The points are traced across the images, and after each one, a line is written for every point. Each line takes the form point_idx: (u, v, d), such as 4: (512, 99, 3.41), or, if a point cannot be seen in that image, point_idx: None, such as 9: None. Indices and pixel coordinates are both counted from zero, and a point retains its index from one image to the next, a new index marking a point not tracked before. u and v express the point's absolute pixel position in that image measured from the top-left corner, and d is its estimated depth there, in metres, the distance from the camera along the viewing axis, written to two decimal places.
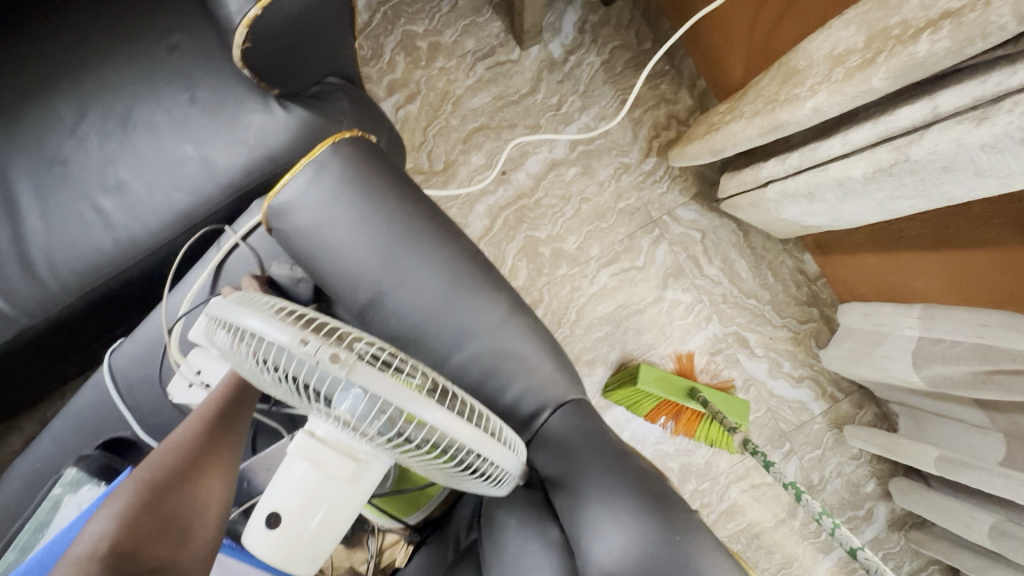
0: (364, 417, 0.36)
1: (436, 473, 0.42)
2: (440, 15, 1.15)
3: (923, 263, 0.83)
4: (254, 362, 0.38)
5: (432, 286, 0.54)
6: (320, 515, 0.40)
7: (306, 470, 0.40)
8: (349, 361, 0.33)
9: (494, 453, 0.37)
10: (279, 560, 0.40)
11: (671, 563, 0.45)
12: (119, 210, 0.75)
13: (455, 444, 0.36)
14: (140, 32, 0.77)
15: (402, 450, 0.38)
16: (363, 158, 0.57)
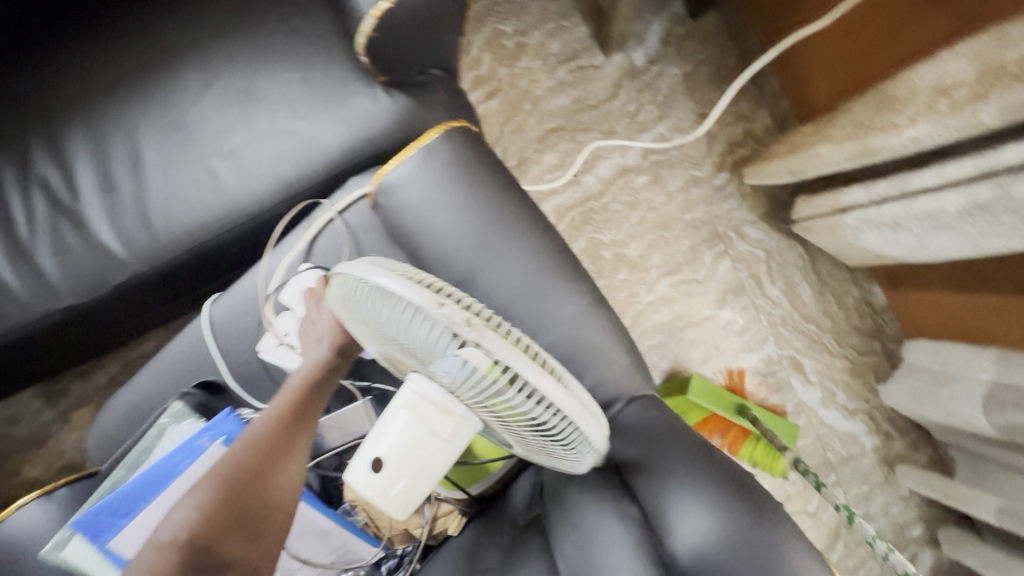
0: (478, 378, 0.39)
1: (525, 441, 0.45)
2: (529, 17, 1.18)
3: (1003, 306, 0.81)
4: (381, 316, 0.43)
5: (521, 272, 0.58)
6: (420, 462, 0.44)
7: (412, 420, 0.44)
8: (478, 325, 0.36)
9: (589, 428, 0.40)
10: (378, 499, 0.44)
11: (752, 540, 0.48)
12: (231, 175, 0.81)
13: (557, 414, 0.39)
14: (265, 14, 0.84)
15: (503, 414, 0.42)
16: (468, 148, 0.61)
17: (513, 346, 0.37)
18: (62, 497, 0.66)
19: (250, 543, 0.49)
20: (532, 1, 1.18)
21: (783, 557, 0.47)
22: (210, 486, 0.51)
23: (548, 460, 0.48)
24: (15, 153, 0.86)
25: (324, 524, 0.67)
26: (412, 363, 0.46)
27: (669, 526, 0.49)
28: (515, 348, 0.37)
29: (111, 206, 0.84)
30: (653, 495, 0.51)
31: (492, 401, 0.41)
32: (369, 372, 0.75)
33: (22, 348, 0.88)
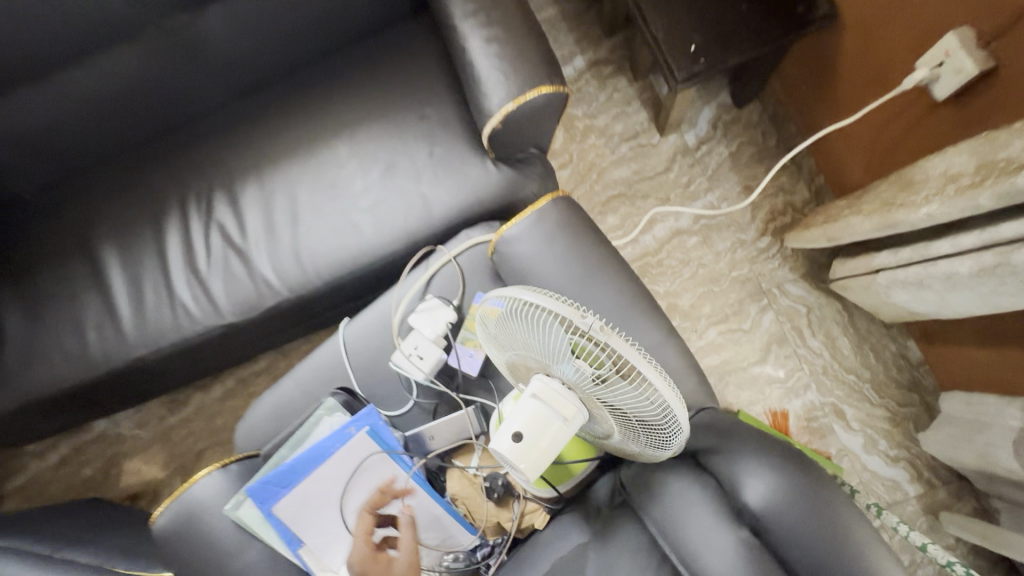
0: (602, 369, 0.56)
1: (626, 423, 0.61)
2: (597, 103, 1.42)
3: None
4: (530, 325, 0.60)
5: (612, 307, 0.75)
6: (548, 436, 0.60)
7: (542, 404, 0.60)
8: (608, 331, 0.53)
9: (679, 412, 0.56)
10: (518, 463, 0.59)
11: (809, 490, 0.61)
12: (368, 226, 1.03)
13: (658, 398, 0.55)
14: (402, 102, 1.07)
15: (617, 400, 0.58)
16: (570, 212, 0.80)
17: (631, 347, 0.54)
18: (235, 471, 0.83)
19: None
20: (600, 92, 1.42)
21: (834, 503, 0.61)
22: None
23: (642, 444, 0.64)
24: (201, 201, 1.11)
25: (435, 510, 0.81)
26: (541, 363, 0.63)
27: (742, 496, 0.63)
28: (633, 348, 0.54)
29: (272, 246, 1.07)
30: (726, 468, 0.65)
31: (609, 388, 0.57)
32: (471, 386, 0.91)
33: (186, 356, 1.10)
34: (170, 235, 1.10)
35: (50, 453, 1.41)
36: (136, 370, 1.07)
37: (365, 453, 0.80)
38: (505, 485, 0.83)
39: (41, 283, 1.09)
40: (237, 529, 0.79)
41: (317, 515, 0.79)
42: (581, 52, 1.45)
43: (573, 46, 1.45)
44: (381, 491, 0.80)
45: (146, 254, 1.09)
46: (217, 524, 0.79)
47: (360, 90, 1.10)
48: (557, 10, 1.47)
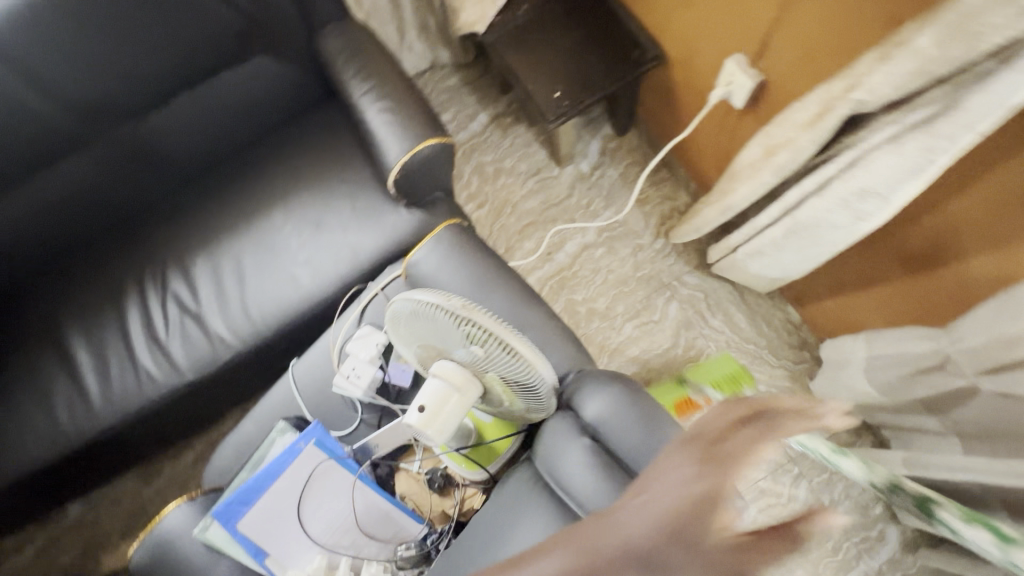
0: (474, 340, 0.73)
1: (507, 385, 0.77)
2: (502, 149, 1.66)
3: (865, 301, 1.06)
4: (419, 318, 0.77)
5: (503, 302, 0.90)
6: (448, 404, 0.74)
7: (440, 379, 0.75)
8: (469, 307, 0.71)
9: (537, 364, 0.72)
10: (426, 428, 0.73)
11: (636, 410, 0.78)
12: (306, 277, 1.19)
13: (518, 355, 0.72)
14: (323, 169, 1.26)
15: (493, 364, 0.75)
16: (462, 235, 0.98)
17: (490, 317, 0.72)
18: (201, 501, 0.94)
19: None
20: (503, 139, 1.66)
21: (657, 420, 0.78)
22: None
23: (524, 402, 0.80)
24: (157, 278, 1.25)
25: (384, 505, 0.91)
26: (437, 350, 0.80)
27: (587, 416, 0.80)
28: (491, 317, 0.72)
29: (224, 307, 1.21)
30: (575, 400, 0.82)
31: (484, 356, 0.74)
32: (408, 398, 1.04)
33: (152, 420, 1.20)
34: (131, 312, 1.23)
35: (29, 545, 1.45)
36: (106, 439, 1.17)
37: (314, 464, 0.91)
38: (443, 476, 0.95)
39: (12, 373, 1.20)
40: (206, 551, 0.89)
41: (276, 527, 0.89)
42: (483, 109, 1.70)
43: (476, 105, 1.71)
44: (332, 495, 0.91)
45: (110, 333, 1.22)
46: (189, 549, 0.88)
47: (286, 164, 1.28)
48: (459, 78, 1.73)
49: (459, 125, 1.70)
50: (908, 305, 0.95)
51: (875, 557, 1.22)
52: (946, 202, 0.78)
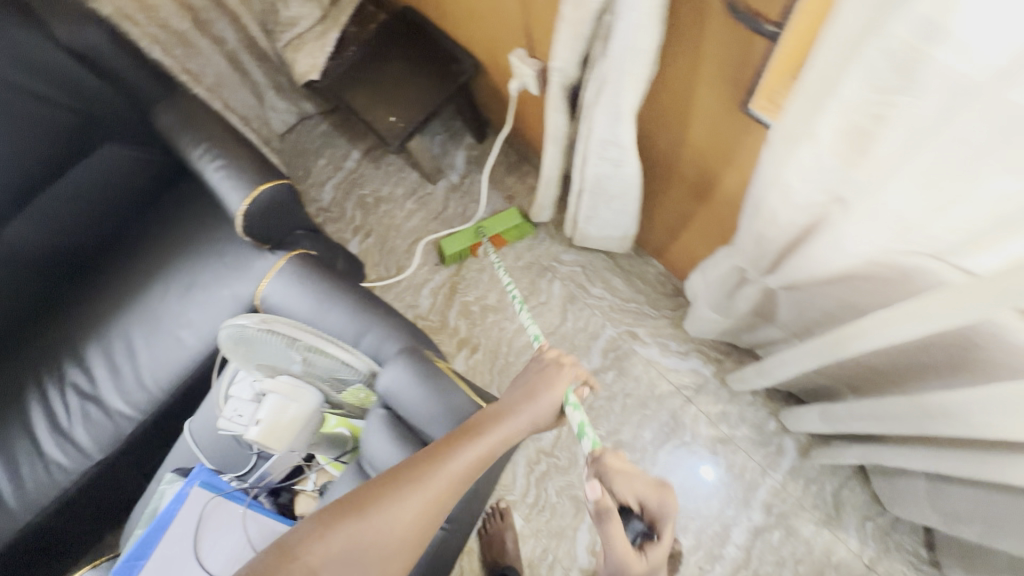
0: (289, 351, 0.82)
1: (334, 385, 0.87)
2: (378, 179, 1.76)
3: (690, 239, 1.16)
4: (236, 346, 0.83)
5: (343, 310, 0.98)
6: (284, 414, 0.82)
7: (273, 394, 0.83)
8: (272, 322, 0.80)
9: (346, 357, 0.84)
10: (266, 440, 0.81)
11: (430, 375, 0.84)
12: (191, 337, 1.25)
13: (327, 354, 0.83)
14: (190, 233, 1.33)
15: (313, 368, 0.84)
16: (303, 262, 1.06)
17: (297, 327, 0.82)
18: (106, 566, 0.98)
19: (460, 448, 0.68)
20: (378, 170, 1.77)
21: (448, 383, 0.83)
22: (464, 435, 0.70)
23: (355, 396, 0.90)
24: (53, 372, 1.28)
25: (276, 525, 0.96)
26: (266, 370, 0.87)
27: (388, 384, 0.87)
28: (296, 326, 0.82)
29: (121, 384, 1.25)
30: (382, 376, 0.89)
31: (304, 363, 0.83)
32: None
33: (71, 509, 1.24)
34: (32, 410, 1.26)
35: None
36: (26, 539, 1.19)
37: (202, 502, 0.97)
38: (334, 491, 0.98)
39: None
40: None
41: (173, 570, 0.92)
42: (355, 147, 1.81)
43: (348, 145, 1.81)
44: (224, 526, 0.95)
45: (12, 435, 1.24)
46: None
47: (158, 237, 1.35)
48: (328, 124, 1.84)
49: (336, 167, 1.80)
50: (712, 232, 1.05)
51: (779, 470, 1.30)
52: (682, 136, 0.89)
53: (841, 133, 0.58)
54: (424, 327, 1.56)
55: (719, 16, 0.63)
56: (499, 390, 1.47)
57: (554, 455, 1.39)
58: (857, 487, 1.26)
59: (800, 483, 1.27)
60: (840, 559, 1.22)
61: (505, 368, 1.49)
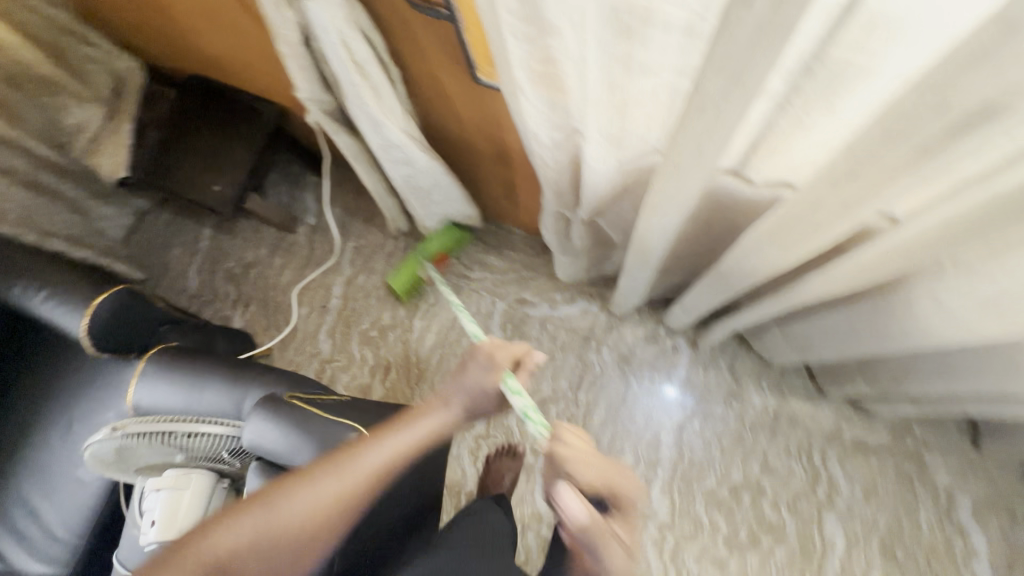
0: (156, 446, 0.82)
1: (221, 459, 0.88)
2: (238, 248, 1.72)
3: (524, 200, 1.24)
4: (109, 461, 0.84)
5: (216, 385, 0.99)
6: (179, 504, 0.83)
7: (159, 492, 0.83)
8: (125, 427, 0.81)
9: (214, 428, 0.83)
10: (166, 533, 0.81)
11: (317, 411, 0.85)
12: (89, 473, 1.20)
13: (193, 433, 0.83)
14: (47, 373, 1.25)
15: (189, 452, 0.85)
16: (164, 357, 1.05)
17: (154, 422, 0.83)
18: None
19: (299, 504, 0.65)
20: (234, 238, 1.73)
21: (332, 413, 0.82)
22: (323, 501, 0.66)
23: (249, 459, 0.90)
24: None
25: None
26: (153, 472, 0.88)
27: None
28: (151, 421, 0.82)
29: (30, 549, 1.17)
30: None
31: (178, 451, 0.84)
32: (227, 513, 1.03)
33: None
34: None
35: None
36: None
37: None
38: None
39: None
40: None
41: None
42: (203, 224, 1.76)
43: (197, 226, 1.76)
44: None
45: None
46: None
47: (16, 391, 1.26)
48: (167, 213, 1.77)
49: (192, 252, 1.74)
50: (531, 186, 1.14)
51: (680, 365, 1.43)
52: (458, 118, 0.96)
53: (536, 84, 0.65)
54: (333, 369, 1.57)
55: (413, 13, 0.70)
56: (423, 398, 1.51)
57: (492, 435, 1.46)
58: (746, 354, 1.41)
59: (701, 370, 1.42)
60: (752, 419, 1.37)
61: (421, 376, 1.53)
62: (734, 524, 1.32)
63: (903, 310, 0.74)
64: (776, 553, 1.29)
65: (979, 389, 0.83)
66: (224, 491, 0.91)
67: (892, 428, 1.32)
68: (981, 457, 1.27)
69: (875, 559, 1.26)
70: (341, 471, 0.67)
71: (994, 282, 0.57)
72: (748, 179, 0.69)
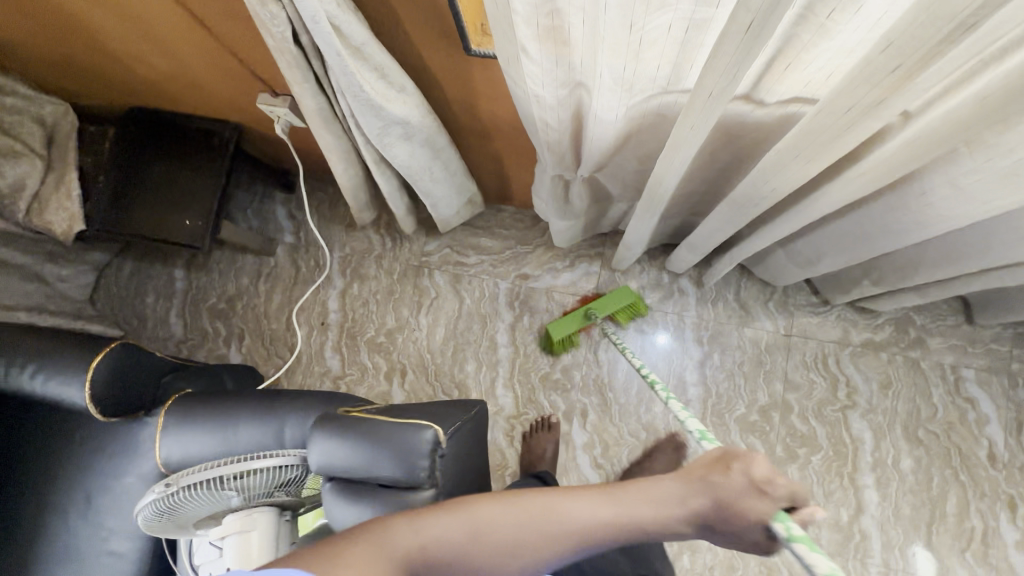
0: (211, 493, 0.77)
1: (278, 491, 0.83)
2: (217, 283, 1.64)
3: (514, 174, 1.23)
4: (164, 518, 0.79)
5: (249, 420, 0.95)
6: (252, 537, 0.80)
7: (229, 535, 0.80)
8: (174, 480, 0.76)
9: (265, 462, 0.77)
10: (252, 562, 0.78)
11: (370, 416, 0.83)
12: (123, 544, 1.12)
13: (245, 473, 0.77)
14: (50, 449, 1.16)
15: (245, 491, 0.80)
16: (185, 405, 1.00)
17: (202, 469, 0.77)
18: None
19: (479, 530, 0.55)
20: (211, 272, 1.64)
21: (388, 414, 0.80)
22: (511, 531, 0.55)
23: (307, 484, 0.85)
24: None
25: None
26: (213, 518, 0.84)
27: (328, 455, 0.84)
28: (199, 470, 0.77)
29: None
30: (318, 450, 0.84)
31: (233, 493, 0.79)
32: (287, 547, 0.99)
33: None
34: None
35: None
36: None
37: None
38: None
39: None
40: None
41: None
42: (174, 265, 1.66)
43: (167, 268, 1.65)
44: None
45: None
46: None
47: (17, 477, 1.16)
48: (129, 261, 1.66)
49: (168, 296, 1.64)
50: (523, 158, 1.12)
51: (690, 306, 1.47)
52: (444, 96, 0.94)
53: (544, 41, 0.64)
54: (348, 384, 1.53)
55: None
56: (447, 392, 1.49)
57: (523, 413, 1.46)
58: (749, 282, 1.46)
59: (710, 306, 1.46)
60: (767, 342, 1.43)
61: (439, 372, 1.51)
62: (771, 443, 1.38)
63: (918, 201, 0.77)
64: (814, 460, 1.36)
65: (987, 262, 0.89)
66: (288, 523, 0.88)
67: (894, 322, 1.40)
68: (975, 331, 1.37)
69: (901, 445, 1.35)
70: (547, 513, 0.56)
71: (1011, 154, 0.60)
72: (759, 102, 0.71)
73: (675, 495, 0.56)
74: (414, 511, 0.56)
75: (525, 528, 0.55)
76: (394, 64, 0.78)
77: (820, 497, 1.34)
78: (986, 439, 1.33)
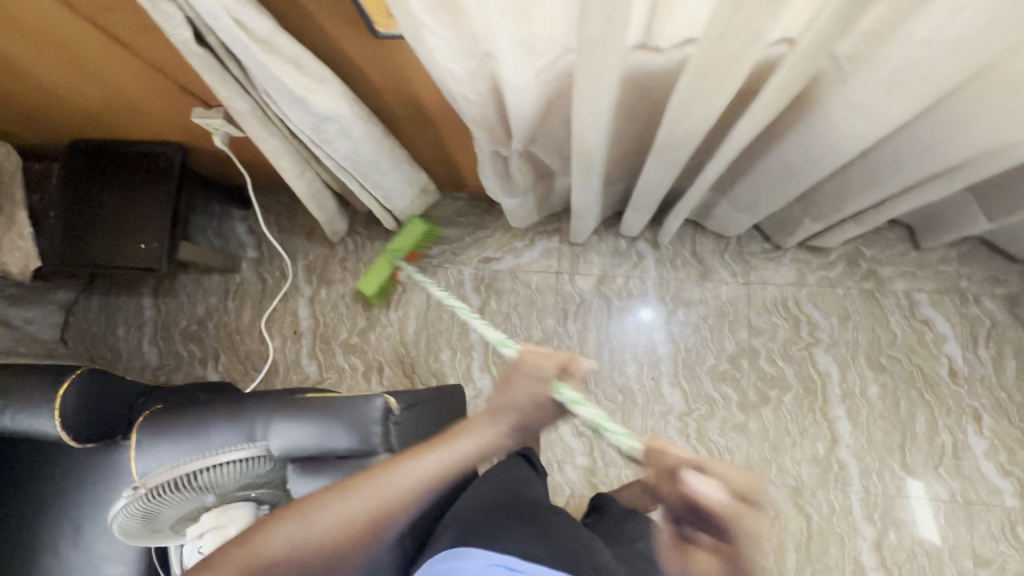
0: (179, 491, 0.79)
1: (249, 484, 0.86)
2: (185, 306, 1.64)
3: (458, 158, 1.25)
4: (137, 525, 0.81)
5: (217, 424, 0.96)
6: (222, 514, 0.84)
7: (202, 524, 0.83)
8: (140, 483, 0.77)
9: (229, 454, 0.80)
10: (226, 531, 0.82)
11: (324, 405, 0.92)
12: (117, 568, 1.13)
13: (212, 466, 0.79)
14: (34, 485, 1.17)
15: (215, 487, 0.82)
16: (154, 419, 1.01)
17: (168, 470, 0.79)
18: None
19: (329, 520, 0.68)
20: (179, 297, 1.65)
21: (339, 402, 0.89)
22: (355, 511, 0.68)
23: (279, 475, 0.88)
24: None
25: None
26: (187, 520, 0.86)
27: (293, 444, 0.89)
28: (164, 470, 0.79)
29: None
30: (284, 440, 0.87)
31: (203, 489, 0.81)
32: None
33: None
34: None
35: None
36: None
37: None
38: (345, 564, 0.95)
39: None
40: None
41: None
42: (141, 294, 1.66)
43: (134, 299, 1.66)
44: None
45: None
46: None
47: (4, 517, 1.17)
48: (95, 296, 1.66)
49: (139, 326, 1.64)
50: (461, 139, 1.15)
51: (650, 267, 1.50)
52: (369, 85, 0.96)
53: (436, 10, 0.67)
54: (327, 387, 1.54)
55: None
56: (425, 382, 1.51)
57: None
58: (703, 237, 1.50)
59: (669, 266, 1.49)
60: (728, 292, 1.46)
61: (415, 363, 1.53)
62: (743, 388, 1.42)
63: (823, 128, 0.81)
64: (786, 400, 1.40)
65: (903, 179, 0.93)
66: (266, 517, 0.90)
67: (845, 257, 1.44)
68: (923, 255, 1.42)
69: (867, 373, 1.40)
70: (377, 484, 0.69)
71: (885, 64, 0.64)
72: (657, 50, 0.74)
73: (486, 422, 0.72)
74: (257, 527, 0.67)
75: (365, 506, 0.68)
76: (309, 54, 0.81)
77: (796, 434, 1.38)
78: (945, 357, 1.38)
